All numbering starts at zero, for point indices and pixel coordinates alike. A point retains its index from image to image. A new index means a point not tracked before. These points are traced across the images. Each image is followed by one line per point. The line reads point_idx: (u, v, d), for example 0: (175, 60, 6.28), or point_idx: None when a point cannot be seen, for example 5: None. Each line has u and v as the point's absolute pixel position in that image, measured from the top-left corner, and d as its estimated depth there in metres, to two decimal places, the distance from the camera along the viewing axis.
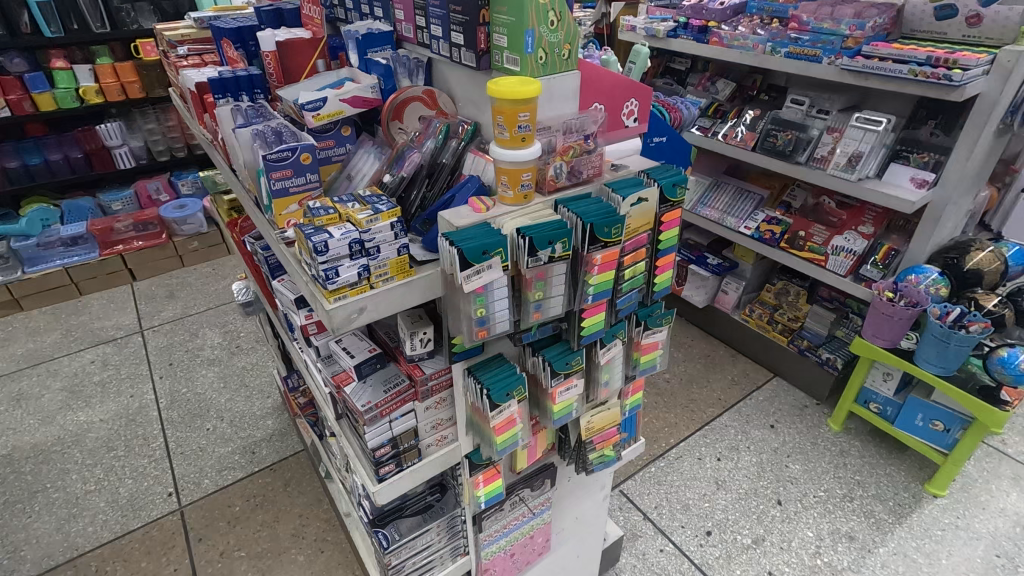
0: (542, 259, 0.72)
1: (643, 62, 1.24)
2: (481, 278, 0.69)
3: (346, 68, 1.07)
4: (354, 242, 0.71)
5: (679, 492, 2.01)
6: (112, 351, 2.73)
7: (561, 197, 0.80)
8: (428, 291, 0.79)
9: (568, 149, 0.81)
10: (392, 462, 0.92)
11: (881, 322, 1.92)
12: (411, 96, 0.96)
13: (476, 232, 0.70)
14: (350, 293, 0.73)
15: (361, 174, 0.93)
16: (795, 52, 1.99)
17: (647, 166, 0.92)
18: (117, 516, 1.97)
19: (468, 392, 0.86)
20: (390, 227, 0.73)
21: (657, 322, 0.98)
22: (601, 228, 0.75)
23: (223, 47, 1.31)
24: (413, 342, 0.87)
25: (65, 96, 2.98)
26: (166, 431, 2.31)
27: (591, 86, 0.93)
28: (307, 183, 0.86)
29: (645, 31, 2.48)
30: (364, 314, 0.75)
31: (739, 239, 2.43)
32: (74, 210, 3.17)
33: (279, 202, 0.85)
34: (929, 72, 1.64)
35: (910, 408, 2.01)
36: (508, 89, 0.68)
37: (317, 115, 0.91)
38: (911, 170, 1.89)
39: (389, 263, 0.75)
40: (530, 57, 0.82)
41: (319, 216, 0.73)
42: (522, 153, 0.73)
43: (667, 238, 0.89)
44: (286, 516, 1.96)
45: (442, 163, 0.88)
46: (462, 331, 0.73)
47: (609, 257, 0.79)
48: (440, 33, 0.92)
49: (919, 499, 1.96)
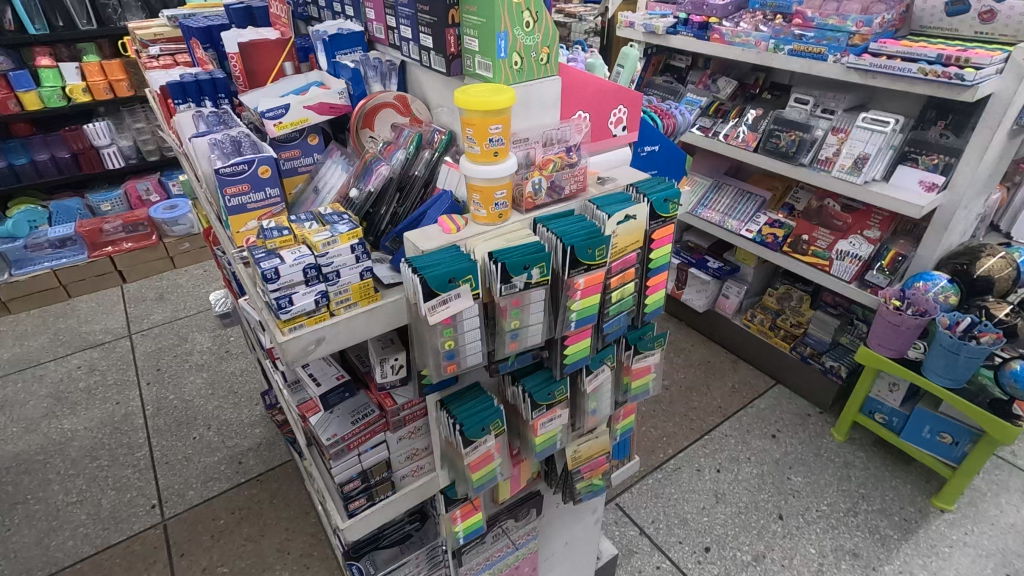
0: (517, 286, 0.66)
1: (631, 65, 1.17)
2: (448, 308, 0.62)
3: (315, 71, 1.08)
4: (310, 267, 0.64)
5: (676, 505, 1.95)
6: (99, 357, 2.67)
7: (540, 215, 0.76)
8: (395, 318, 0.73)
9: (547, 163, 0.78)
10: (363, 496, 0.86)
11: (887, 330, 1.84)
12: (383, 102, 0.99)
13: (441, 259, 0.64)
14: (306, 322, 0.67)
15: (328, 188, 0.93)
16: (799, 50, 1.90)
17: (636, 179, 0.87)
18: (98, 529, 1.93)
19: (442, 426, 0.79)
20: (351, 250, 0.66)
21: (649, 346, 0.91)
22: (584, 249, 0.69)
23: (192, 47, 1.29)
24: (384, 369, 0.81)
25: (51, 95, 2.91)
26: (152, 440, 2.25)
27: (576, 92, 0.94)
28: (267, 197, 0.80)
29: (643, 27, 2.39)
30: (322, 344, 0.69)
31: (741, 243, 2.36)
32: (62, 211, 3.11)
33: (236, 218, 0.79)
34: (940, 71, 1.56)
35: (916, 419, 1.93)
36: (477, 99, 0.62)
37: (278, 123, 0.91)
38: (919, 173, 1.81)
39: (351, 288, 0.68)
40: (501, 61, 0.84)
41: (272, 238, 0.67)
42: (495, 169, 0.67)
43: (658, 256, 0.83)
44: (272, 529, 1.91)
45: (414, 175, 0.83)
46: (429, 364, 0.67)
47: (593, 281, 0.72)
48: (410, 34, 0.95)
49: (925, 514, 1.90)
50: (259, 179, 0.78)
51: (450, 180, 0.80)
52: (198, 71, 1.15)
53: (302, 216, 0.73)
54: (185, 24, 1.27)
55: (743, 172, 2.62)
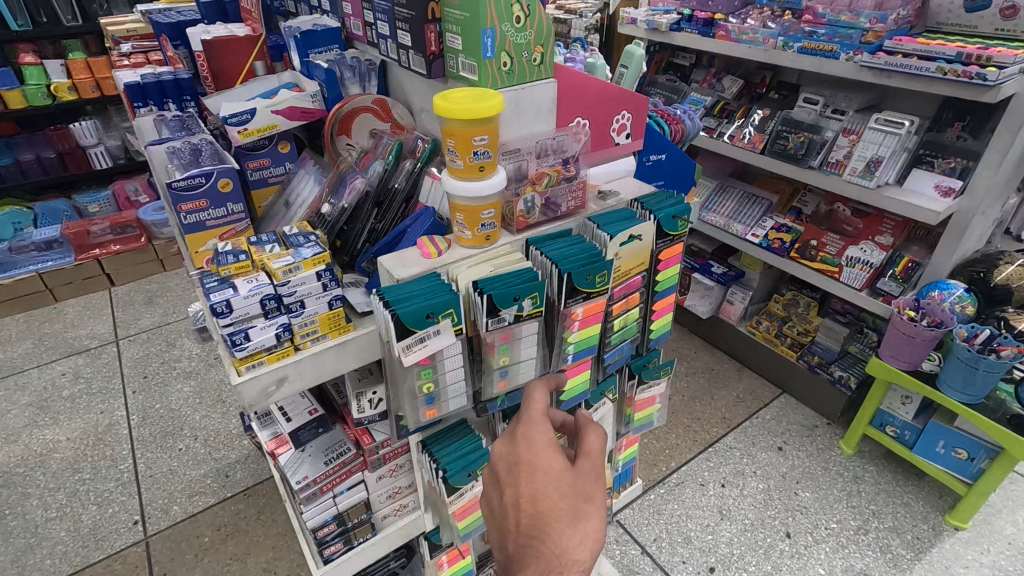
0: (506, 319, 0.78)
1: (636, 66, 1.22)
2: (426, 344, 0.73)
3: (288, 74, 1.29)
4: (268, 296, 0.79)
5: (680, 523, 1.86)
6: (84, 363, 2.57)
7: (533, 235, 0.91)
8: (359, 350, 0.91)
9: (542, 177, 0.89)
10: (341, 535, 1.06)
11: (901, 341, 1.76)
12: (362, 106, 1.16)
13: (420, 296, 0.74)
14: (266, 358, 0.82)
15: (300, 203, 1.12)
16: (810, 48, 1.82)
17: (642, 194, 1.04)
18: (78, 547, 1.84)
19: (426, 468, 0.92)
20: (314, 277, 0.81)
21: (654, 375, 1.16)
22: (582, 275, 0.82)
23: (162, 44, 1.49)
24: (362, 403, 0.96)
25: (35, 93, 2.81)
26: (136, 452, 2.16)
27: (575, 100, 1.05)
28: (227, 213, 1.05)
29: (647, 24, 2.30)
30: (282, 380, 0.85)
31: (746, 248, 2.27)
32: (49, 211, 3.05)
33: (198, 231, 1.03)
34: (960, 70, 1.48)
35: (930, 434, 1.85)
36: (464, 109, 0.71)
37: (245, 130, 1.09)
38: (935, 177, 1.72)
39: (315, 318, 0.84)
40: (490, 61, 0.89)
41: (228, 263, 0.81)
42: (481, 183, 0.78)
43: (661, 278, 1.00)
44: (259, 548, 1.83)
45: (395, 188, 1.02)
46: (411, 409, 0.81)
47: (593, 308, 0.88)
48: (387, 32, 1.04)
49: (939, 532, 1.81)
50: (220, 191, 1.02)
51: (434, 195, 0.98)
52: (165, 71, 1.37)
53: (264, 238, 0.89)
54: (154, 20, 1.46)
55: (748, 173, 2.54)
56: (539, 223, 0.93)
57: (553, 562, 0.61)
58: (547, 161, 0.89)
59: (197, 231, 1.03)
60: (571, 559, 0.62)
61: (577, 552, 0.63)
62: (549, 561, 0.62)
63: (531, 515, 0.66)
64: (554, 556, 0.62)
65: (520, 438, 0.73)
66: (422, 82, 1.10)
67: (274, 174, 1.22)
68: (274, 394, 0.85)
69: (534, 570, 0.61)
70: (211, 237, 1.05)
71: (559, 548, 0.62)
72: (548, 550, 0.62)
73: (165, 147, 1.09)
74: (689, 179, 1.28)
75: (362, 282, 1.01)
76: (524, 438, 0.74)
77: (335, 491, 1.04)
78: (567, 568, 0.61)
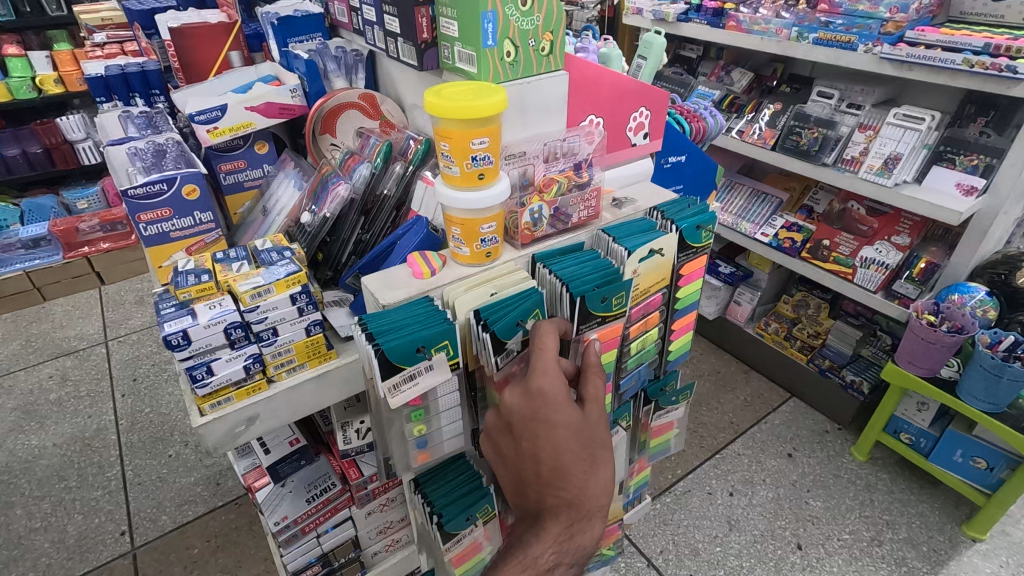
0: (510, 350, 0.74)
1: (655, 57, 1.17)
2: (417, 382, 0.67)
3: (269, 65, 1.25)
4: (234, 325, 0.74)
5: (687, 534, 1.78)
6: (72, 365, 2.50)
7: (539, 250, 0.85)
8: (341, 378, 0.88)
9: (552, 185, 0.83)
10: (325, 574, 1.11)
11: (918, 347, 1.68)
12: (349, 102, 1.09)
13: (409, 326, 0.68)
14: (233, 394, 0.78)
15: (281, 209, 1.07)
16: (826, 39, 1.72)
17: (661, 202, 0.99)
18: (62, 559, 1.77)
19: (421, 510, 0.88)
20: (287, 299, 0.77)
21: (673, 401, 1.09)
22: (597, 298, 0.76)
23: (136, 32, 1.43)
24: (348, 434, 0.98)
25: (19, 86, 2.73)
26: (124, 458, 2.09)
27: (591, 96, 0.97)
28: (196, 223, 1.00)
29: (653, 14, 2.22)
30: (253, 413, 0.81)
31: (755, 247, 2.19)
32: (35, 208, 2.95)
33: (162, 243, 0.98)
34: (988, 62, 1.39)
35: (947, 442, 1.78)
36: (477, 109, 0.64)
37: (212, 129, 1.04)
38: (956, 175, 1.62)
39: (293, 346, 0.81)
40: (490, 50, 0.80)
41: (188, 286, 0.76)
42: (480, 192, 0.70)
43: (682, 295, 0.96)
44: (250, 561, 1.76)
45: (384, 195, 0.96)
46: (402, 452, 0.76)
47: (610, 333, 0.83)
48: (374, 18, 0.97)
49: (956, 545, 1.72)
50: (185, 199, 0.96)
51: (427, 202, 0.91)
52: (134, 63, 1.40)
53: (230, 255, 0.83)
54: (126, 7, 1.39)
55: (757, 170, 2.46)
56: (546, 235, 0.86)
57: (580, 514, 0.61)
58: (555, 166, 0.85)
59: (161, 243, 0.98)
60: (594, 507, 0.63)
61: (599, 499, 0.63)
62: (575, 513, 0.62)
63: (554, 470, 0.62)
64: (579, 508, 0.62)
65: (530, 384, 0.65)
66: (415, 77, 1.03)
67: (251, 177, 1.18)
68: (242, 434, 0.82)
69: (561, 522, 0.61)
70: (177, 249, 1.00)
71: (581, 500, 0.62)
72: (574, 503, 0.62)
73: (126, 148, 1.03)
74: (708, 182, 1.23)
75: (346, 300, 0.95)
76: (538, 388, 0.65)
77: (320, 531, 1.06)
78: (592, 514, 0.62)
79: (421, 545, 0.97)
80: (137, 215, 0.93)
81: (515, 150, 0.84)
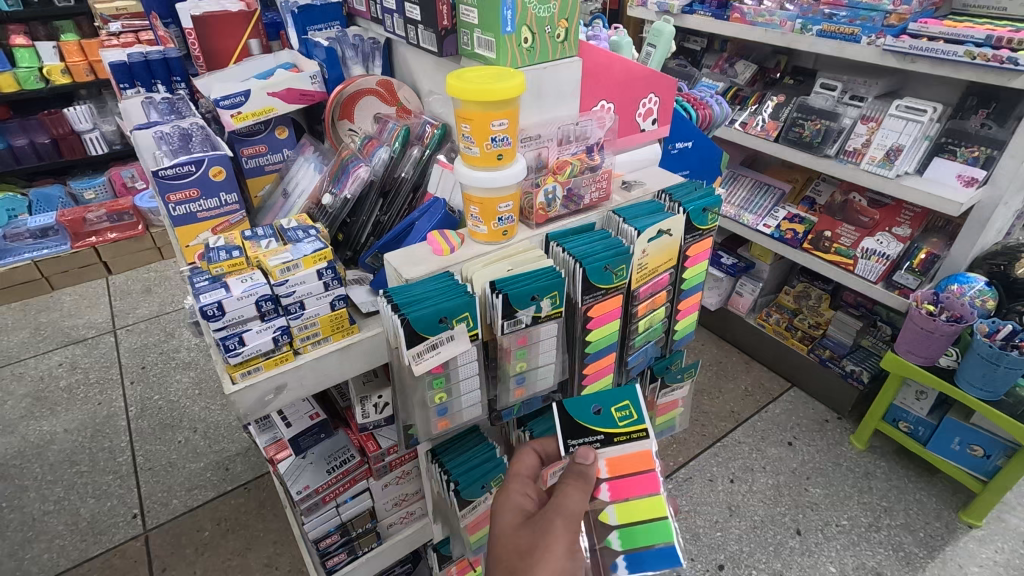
0: (523, 321, 0.77)
1: (664, 46, 1.19)
2: (438, 352, 0.71)
3: (286, 51, 1.27)
4: (265, 298, 0.77)
5: (688, 519, 1.81)
6: (81, 353, 2.52)
7: (551, 229, 0.88)
8: (364, 351, 0.91)
9: (564, 167, 0.86)
10: (342, 550, 1.14)
11: (917, 337, 1.71)
12: (365, 89, 1.11)
13: (434, 299, 0.72)
14: (263, 363, 0.82)
15: (301, 190, 1.10)
16: (829, 31, 1.74)
17: (668, 184, 1.02)
18: (76, 541, 1.80)
19: (439, 482, 0.93)
20: (315, 273, 0.80)
21: (677, 378, 1.16)
22: (588, 407, 0.77)
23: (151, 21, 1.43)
24: (366, 408, 1.01)
25: (27, 77, 2.75)
26: (134, 444, 2.12)
27: (603, 84, 1.00)
28: (222, 204, 1.02)
29: (657, 7, 2.25)
30: (283, 382, 0.84)
31: (757, 238, 2.22)
32: (43, 198, 2.98)
33: (188, 224, 1.01)
34: (990, 54, 1.41)
35: (945, 430, 1.80)
36: (506, 91, 0.68)
37: (237, 113, 1.06)
38: (957, 166, 1.64)
39: (320, 320, 0.84)
40: (509, 36, 0.83)
41: (221, 261, 0.80)
42: (497, 172, 0.74)
43: (688, 276, 1.00)
44: (259, 543, 1.79)
45: (401, 177, 1.00)
46: (425, 420, 0.80)
47: (632, 463, 0.76)
48: (394, 7, 1.00)
49: (952, 531, 1.75)
50: (212, 180, 0.99)
51: (444, 184, 0.96)
52: (155, 52, 1.32)
53: (259, 233, 0.88)
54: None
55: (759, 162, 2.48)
56: (559, 215, 0.90)
57: None
58: (568, 149, 0.88)
59: (188, 223, 1.01)
60: None
61: None
62: None
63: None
64: None
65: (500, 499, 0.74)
66: (433, 64, 1.06)
67: (271, 161, 1.20)
68: (271, 402, 0.85)
69: None
70: (204, 229, 1.03)
71: None
72: None
73: (152, 132, 1.06)
74: (713, 169, 1.26)
75: (367, 278, 0.99)
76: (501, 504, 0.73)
77: (339, 501, 1.10)
78: None
79: (435, 515, 1.04)
80: (167, 195, 0.96)
81: (530, 133, 0.88)
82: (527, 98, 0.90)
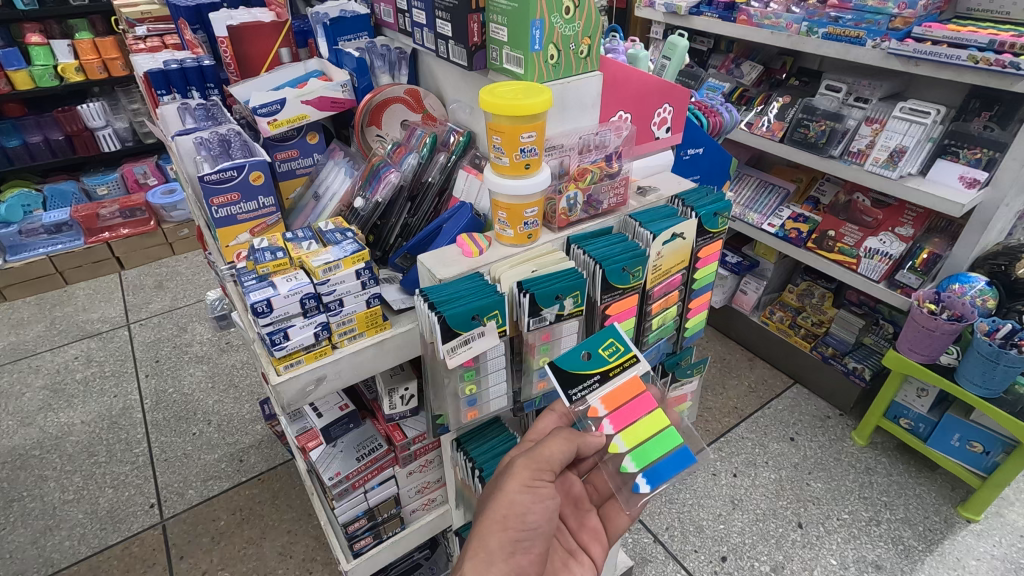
0: (547, 319, 0.82)
1: (678, 58, 1.24)
2: (469, 347, 0.77)
3: (315, 59, 1.34)
4: (308, 296, 0.82)
5: (692, 512, 1.85)
6: (96, 347, 2.57)
7: (571, 232, 0.93)
8: (397, 348, 0.96)
9: (585, 174, 0.91)
10: (368, 535, 1.20)
11: (918, 335, 1.73)
12: (396, 96, 1.17)
13: (467, 296, 0.77)
14: (304, 357, 0.87)
15: (332, 194, 1.16)
16: (835, 33, 1.77)
17: (680, 190, 1.06)
18: (96, 529, 1.85)
19: (463, 467, 1.01)
20: (353, 273, 0.85)
21: (686, 373, 1.23)
22: (578, 355, 0.82)
23: (181, 28, 1.52)
24: (393, 399, 1.09)
25: (42, 73, 2.81)
26: (151, 436, 2.16)
27: (622, 94, 1.05)
28: (258, 206, 1.08)
29: (664, 8, 2.27)
30: (321, 377, 0.89)
31: (761, 236, 2.25)
32: (57, 194, 3.01)
33: (229, 226, 1.06)
34: (993, 59, 1.43)
35: (945, 427, 1.84)
36: (536, 108, 0.74)
37: (273, 121, 1.11)
38: (959, 168, 1.66)
39: (356, 317, 0.89)
40: (536, 54, 0.89)
41: (266, 261, 0.84)
42: (525, 180, 0.80)
43: (699, 276, 1.04)
44: (274, 532, 1.83)
45: (430, 181, 1.06)
46: (454, 409, 0.87)
47: (627, 394, 0.84)
48: (424, 21, 1.05)
49: (951, 525, 1.79)
50: (252, 184, 1.05)
51: (470, 189, 1.01)
52: (189, 58, 1.38)
53: (299, 235, 0.92)
54: (174, 4, 1.49)
55: (764, 161, 2.51)
56: (579, 219, 0.95)
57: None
58: (589, 157, 0.94)
59: (230, 225, 1.06)
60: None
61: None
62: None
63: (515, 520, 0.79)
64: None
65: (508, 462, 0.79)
66: (459, 74, 1.11)
67: (302, 165, 1.24)
68: (312, 392, 0.90)
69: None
70: (242, 231, 1.08)
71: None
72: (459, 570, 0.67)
73: (193, 138, 1.12)
74: (723, 173, 1.30)
75: (397, 277, 1.05)
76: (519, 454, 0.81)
77: (367, 487, 1.14)
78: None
79: (457, 500, 1.15)
80: (210, 199, 1.01)
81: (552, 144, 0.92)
82: (551, 109, 0.95)
